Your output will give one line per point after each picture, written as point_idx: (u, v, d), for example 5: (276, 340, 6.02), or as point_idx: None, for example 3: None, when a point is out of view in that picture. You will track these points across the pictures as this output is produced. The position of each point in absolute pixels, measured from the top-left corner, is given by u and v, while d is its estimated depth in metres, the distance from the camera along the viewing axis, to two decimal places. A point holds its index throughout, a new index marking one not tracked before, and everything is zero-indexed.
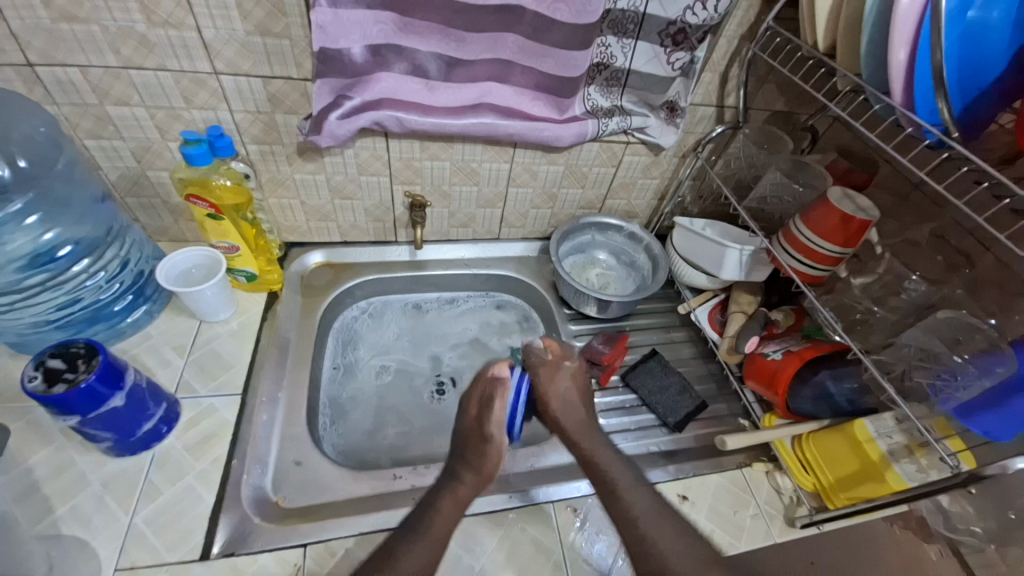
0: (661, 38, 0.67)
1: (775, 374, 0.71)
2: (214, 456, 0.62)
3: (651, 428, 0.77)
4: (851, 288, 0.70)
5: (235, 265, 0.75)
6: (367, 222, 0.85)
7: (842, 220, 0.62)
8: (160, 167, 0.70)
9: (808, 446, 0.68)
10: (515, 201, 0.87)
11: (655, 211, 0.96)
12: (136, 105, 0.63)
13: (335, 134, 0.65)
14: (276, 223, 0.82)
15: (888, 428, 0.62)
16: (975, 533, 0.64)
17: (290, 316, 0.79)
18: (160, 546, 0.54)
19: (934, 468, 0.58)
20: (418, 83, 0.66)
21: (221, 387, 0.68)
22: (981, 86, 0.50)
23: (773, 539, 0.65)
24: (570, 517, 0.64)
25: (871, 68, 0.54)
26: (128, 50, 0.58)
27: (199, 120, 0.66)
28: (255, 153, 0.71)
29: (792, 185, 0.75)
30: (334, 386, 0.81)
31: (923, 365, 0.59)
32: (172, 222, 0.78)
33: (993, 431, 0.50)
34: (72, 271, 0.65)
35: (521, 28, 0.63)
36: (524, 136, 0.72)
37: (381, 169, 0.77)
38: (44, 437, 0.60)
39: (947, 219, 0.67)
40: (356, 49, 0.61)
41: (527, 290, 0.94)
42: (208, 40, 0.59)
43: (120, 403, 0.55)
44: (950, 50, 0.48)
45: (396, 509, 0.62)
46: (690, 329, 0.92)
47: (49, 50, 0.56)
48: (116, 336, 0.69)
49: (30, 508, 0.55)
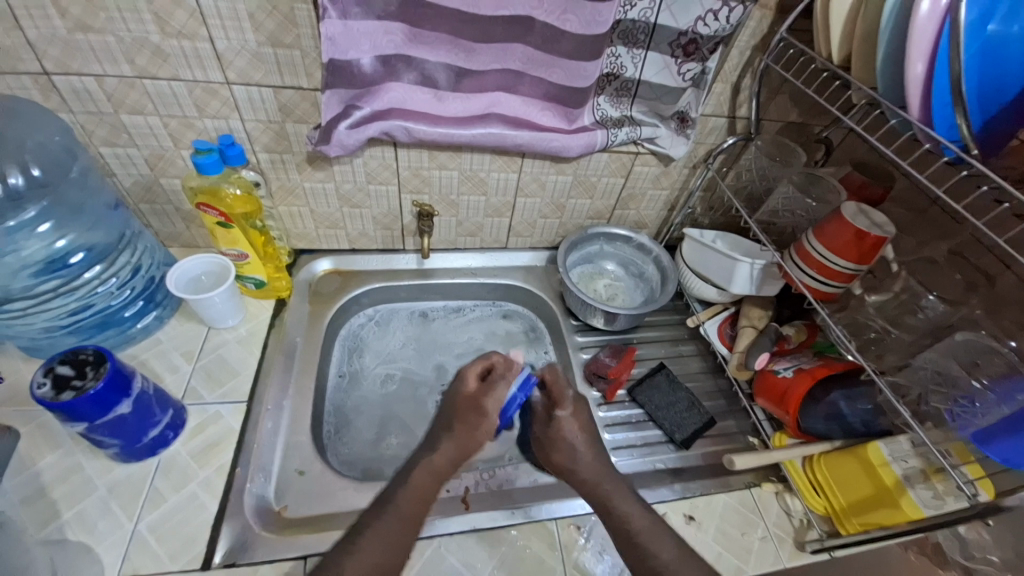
0: (672, 49, 0.67)
1: (786, 393, 0.69)
2: (218, 464, 0.62)
3: (658, 444, 0.76)
4: (864, 306, 0.68)
5: (243, 272, 0.76)
6: (376, 230, 0.85)
7: (857, 235, 0.60)
8: (173, 174, 0.71)
9: (819, 469, 0.67)
10: (523, 211, 0.87)
11: (665, 222, 0.95)
12: (150, 114, 0.64)
13: (344, 144, 0.65)
14: (286, 230, 0.83)
15: (904, 452, 0.60)
16: (992, 562, 0.60)
17: (297, 322, 0.79)
18: (162, 554, 0.55)
19: (952, 495, 0.56)
20: (427, 93, 0.66)
21: (227, 394, 0.69)
22: (1003, 102, 0.49)
23: (782, 563, 0.63)
24: (574, 534, 0.63)
25: (887, 84, 0.53)
26: (143, 61, 0.59)
27: (211, 129, 0.67)
28: (265, 161, 0.72)
29: (806, 199, 0.74)
30: (339, 393, 0.81)
31: (940, 389, 0.57)
32: (183, 227, 0.79)
33: (1013, 459, 0.48)
34: (84, 277, 0.66)
35: (531, 38, 0.62)
36: (533, 146, 0.72)
37: (390, 178, 0.77)
38: (53, 441, 0.61)
39: (966, 235, 0.65)
40: (365, 59, 0.61)
41: (534, 299, 0.93)
42: (220, 50, 0.59)
43: (127, 411, 0.55)
44: (971, 64, 0.47)
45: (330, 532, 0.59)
46: (700, 343, 0.90)
47: (67, 60, 0.58)
48: (126, 342, 0.70)
49: (36, 512, 0.56)
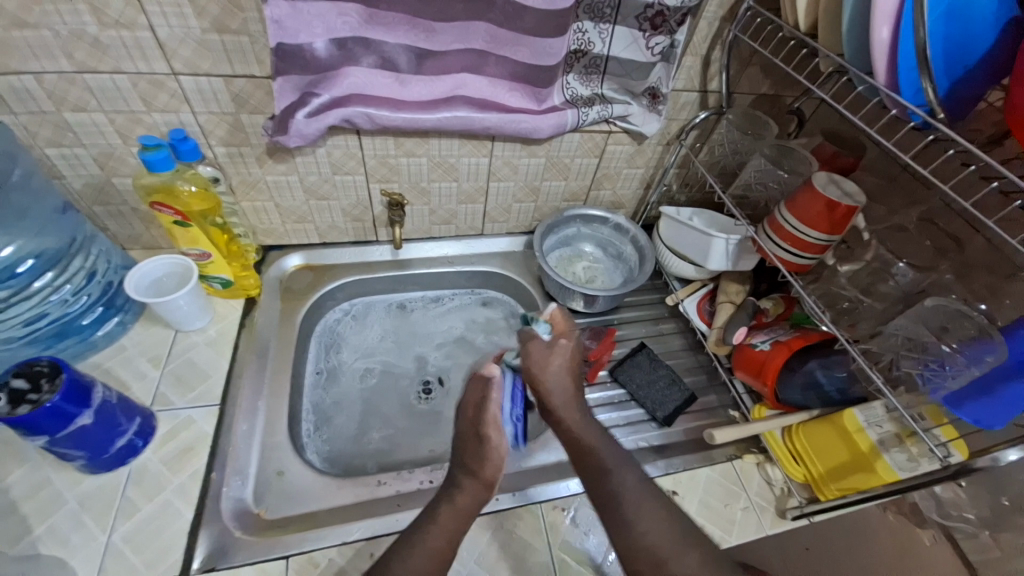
0: (639, 23, 0.65)
1: (763, 364, 0.70)
2: (192, 470, 0.61)
3: (641, 423, 0.76)
4: (837, 276, 0.68)
5: (208, 272, 0.73)
6: (346, 222, 0.83)
7: (828, 206, 0.60)
8: (125, 173, 0.68)
9: (798, 438, 0.68)
10: (497, 196, 0.85)
11: (642, 201, 0.94)
12: (95, 111, 0.61)
13: (303, 134, 0.63)
14: (251, 227, 0.80)
15: (878, 417, 0.61)
16: (968, 519, 0.63)
17: (269, 322, 0.77)
18: (139, 565, 0.53)
19: (924, 457, 0.57)
20: (389, 76, 0.63)
21: (198, 398, 0.67)
22: (968, 64, 0.48)
23: (764, 531, 0.64)
24: (559, 517, 0.63)
25: (853, 48, 0.52)
26: (81, 54, 0.56)
27: (162, 124, 0.64)
28: (223, 156, 0.69)
29: (778, 170, 0.73)
30: (317, 391, 0.79)
31: (911, 354, 0.57)
32: (143, 229, 0.76)
33: (985, 419, 0.49)
34: (34, 286, 0.63)
35: (493, 15, 0.60)
36: (501, 129, 0.70)
37: (356, 168, 0.74)
38: (19, 456, 0.59)
39: (935, 202, 0.66)
40: (319, 43, 0.58)
41: (513, 285, 0.92)
42: (162, 39, 0.56)
43: (89, 421, 0.54)
44: (934, 27, 0.46)
45: (346, 525, 0.59)
46: (679, 320, 0.90)
47: (0, 57, 0.54)
48: (88, 350, 0.68)
49: (5, 530, 0.54)
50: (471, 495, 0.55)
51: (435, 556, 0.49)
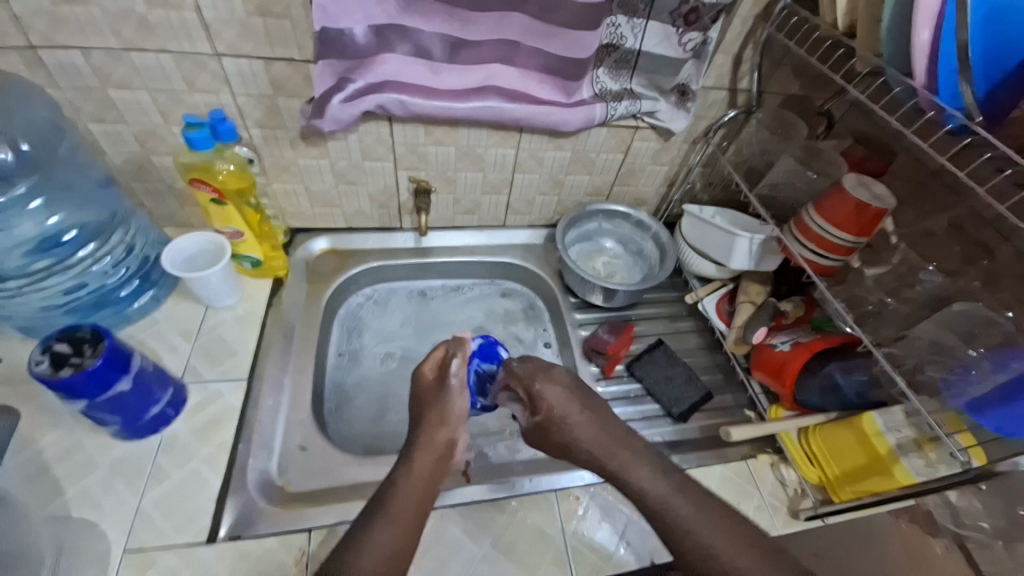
0: (673, 18, 0.65)
1: (783, 366, 0.70)
2: (221, 441, 0.63)
3: (655, 418, 0.77)
4: (863, 279, 0.68)
5: (240, 251, 0.75)
6: (372, 208, 0.85)
7: (857, 208, 0.60)
8: (163, 152, 0.70)
9: (814, 439, 0.68)
10: (521, 187, 0.86)
11: (664, 198, 0.94)
12: (138, 89, 0.62)
13: (338, 119, 0.64)
14: (281, 209, 0.82)
15: (897, 422, 0.61)
16: (983, 529, 0.62)
17: (295, 302, 0.79)
18: (167, 529, 0.55)
19: (943, 463, 0.56)
20: (422, 65, 0.64)
21: (226, 372, 0.69)
22: (1009, 67, 0.47)
23: (776, 531, 0.64)
24: (573, 505, 0.64)
25: (892, 49, 0.52)
26: (129, 32, 0.57)
27: (201, 104, 0.66)
28: (258, 138, 0.70)
29: (806, 172, 0.74)
30: (339, 371, 0.81)
31: (936, 359, 0.58)
32: (177, 207, 0.78)
33: (1007, 427, 0.49)
34: (76, 256, 0.65)
35: (528, 7, 0.61)
36: (530, 120, 0.70)
37: (385, 155, 0.76)
38: (53, 419, 0.61)
39: (965, 208, 0.62)
40: (358, 29, 0.59)
41: (533, 278, 0.93)
42: (208, 21, 0.57)
43: (126, 387, 0.56)
44: (976, 29, 0.46)
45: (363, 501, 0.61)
46: (697, 319, 0.91)
47: (52, 33, 0.56)
48: (123, 321, 0.70)
49: (40, 489, 0.56)
50: (428, 467, 0.57)
51: (395, 531, 0.50)
